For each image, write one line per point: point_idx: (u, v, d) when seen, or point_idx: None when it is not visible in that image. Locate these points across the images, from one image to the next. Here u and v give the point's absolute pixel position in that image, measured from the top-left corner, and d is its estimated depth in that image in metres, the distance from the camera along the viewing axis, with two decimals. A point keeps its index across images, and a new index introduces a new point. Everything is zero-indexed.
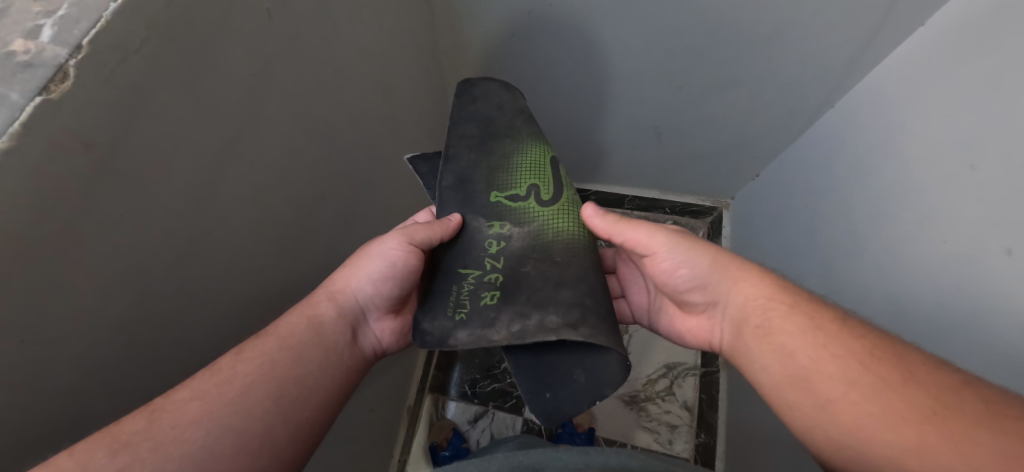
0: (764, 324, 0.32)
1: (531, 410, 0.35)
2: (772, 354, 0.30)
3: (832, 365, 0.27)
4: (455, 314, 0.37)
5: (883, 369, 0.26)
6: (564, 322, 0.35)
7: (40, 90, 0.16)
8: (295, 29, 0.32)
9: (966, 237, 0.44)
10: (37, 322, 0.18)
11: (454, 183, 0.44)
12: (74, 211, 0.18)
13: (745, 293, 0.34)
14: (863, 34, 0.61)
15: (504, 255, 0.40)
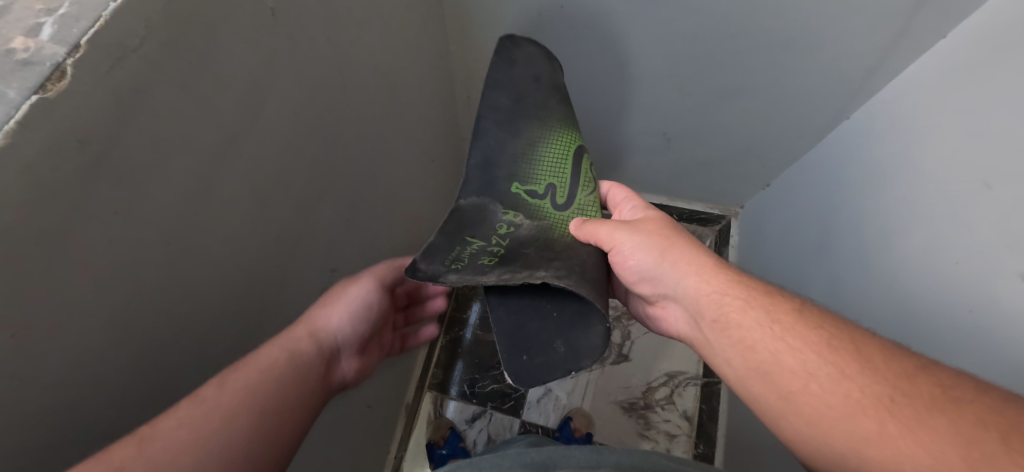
0: (720, 318, 0.35)
1: (511, 369, 0.44)
2: (731, 347, 0.34)
3: (790, 357, 0.30)
4: (452, 263, 0.45)
5: (837, 357, 0.29)
6: (549, 274, 0.42)
7: (37, 88, 0.16)
8: (299, 27, 0.32)
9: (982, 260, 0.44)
10: (32, 317, 0.18)
11: (481, 163, 0.52)
12: (69, 208, 0.18)
13: (699, 285, 0.37)
14: (882, 44, 0.59)
15: (510, 237, 0.48)
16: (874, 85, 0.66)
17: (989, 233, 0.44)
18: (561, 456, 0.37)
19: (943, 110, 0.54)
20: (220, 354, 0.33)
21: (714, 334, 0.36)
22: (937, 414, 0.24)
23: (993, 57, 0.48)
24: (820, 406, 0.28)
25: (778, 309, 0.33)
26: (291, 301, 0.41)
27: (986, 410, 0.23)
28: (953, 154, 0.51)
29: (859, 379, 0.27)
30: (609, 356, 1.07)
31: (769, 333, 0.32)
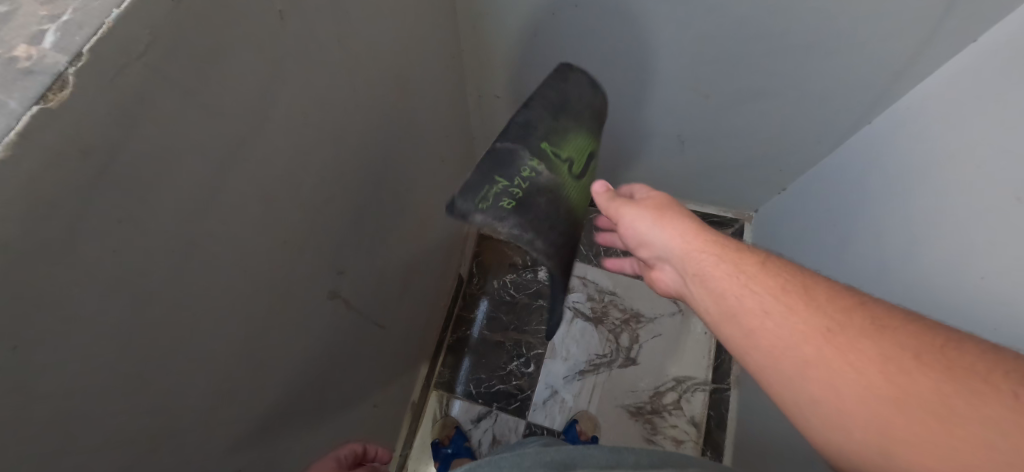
0: (699, 272, 0.38)
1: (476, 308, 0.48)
2: (707, 294, 0.37)
3: (752, 301, 0.34)
4: (479, 201, 0.45)
5: (791, 299, 0.32)
6: (542, 249, 0.47)
7: (38, 99, 0.16)
8: (308, 30, 0.31)
9: (1007, 278, 0.42)
10: (33, 331, 0.18)
11: (521, 121, 0.51)
12: (70, 220, 0.18)
13: (683, 243, 0.40)
14: (910, 47, 0.56)
15: (529, 182, 0.48)
16: (899, 88, 0.64)
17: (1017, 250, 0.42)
18: (581, 455, 0.37)
19: (975, 116, 0.52)
20: (225, 360, 0.33)
21: (694, 288, 0.39)
22: (866, 338, 0.28)
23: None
24: (784, 352, 0.31)
25: (741, 258, 0.36)
26: (297, 305, 0.41)
27: (905, 338, 0.27)
28: (985, 164, 0.48)
29: (808, 314, 0.31)
30: (616, 359, 1.06)
31: (738, 284, 0.35)
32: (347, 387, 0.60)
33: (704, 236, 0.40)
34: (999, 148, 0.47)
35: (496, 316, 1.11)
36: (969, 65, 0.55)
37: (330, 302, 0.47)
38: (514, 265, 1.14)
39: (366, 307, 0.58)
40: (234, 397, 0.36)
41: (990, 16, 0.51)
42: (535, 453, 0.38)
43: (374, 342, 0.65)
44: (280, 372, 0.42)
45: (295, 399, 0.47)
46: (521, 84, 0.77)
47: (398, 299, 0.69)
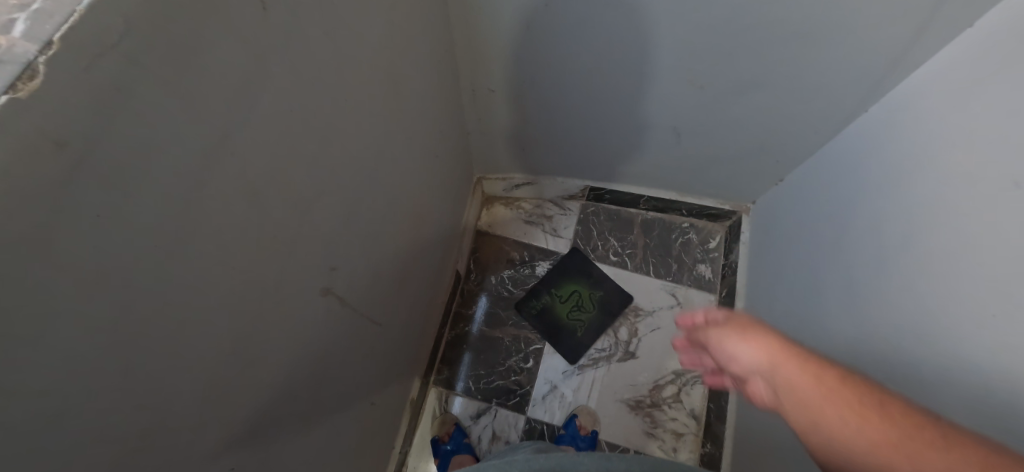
0: (798, 401, 0.32)
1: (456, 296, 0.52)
2: (819, 435, 0.31)
3: (862, 439, 0.29)
4: None
5: (898, 431, 0.28)
6: None
7: (7, 88, 0.15)
8: (293, 21, 0.30)
9: (1004, 265, 0.42)
10: (11, 327, 0.17)
11: None
12: (45, 214, 0.17)
13: (770, 363, 0.35)
14: (907, 33, 0.56)
15: None
16: (895, 76, 0.63)
17: (1013, 236, 0.42)
18: (571, 464, 0.40)
19: (971, 103, 0.51)
20: (215, 357, 0.32)
21: (796, 418, 0.33)
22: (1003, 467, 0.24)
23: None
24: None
25: (813, 355, 0.33)
26: (289, 301, 0.40)
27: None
28: (982, 151, 0.48)
29: (878, 421, 0.28)
30: (615, 354, 1.06)
31: (844, 415, 0.30)
32: (343, 384, 0.60)
33: (784, 351, 0.34)
34: (995, 134, 0.47)
35: (494, 312, 1.11)
36: (965, 51, 0.54)
37: (324, 299, 0.47)
38: (511, 261, 1.14)
39: (361, 303, 0.58)
40: (225, 394, 0.35)
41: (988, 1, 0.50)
42: (528, 461, 0.40)
43: (370, 338, 0.65)
44: (273, 369, 0.42)
45: (290, 396, 0.47)
46: (514, 78, 0.76)
47: (394, 296, 0.69)
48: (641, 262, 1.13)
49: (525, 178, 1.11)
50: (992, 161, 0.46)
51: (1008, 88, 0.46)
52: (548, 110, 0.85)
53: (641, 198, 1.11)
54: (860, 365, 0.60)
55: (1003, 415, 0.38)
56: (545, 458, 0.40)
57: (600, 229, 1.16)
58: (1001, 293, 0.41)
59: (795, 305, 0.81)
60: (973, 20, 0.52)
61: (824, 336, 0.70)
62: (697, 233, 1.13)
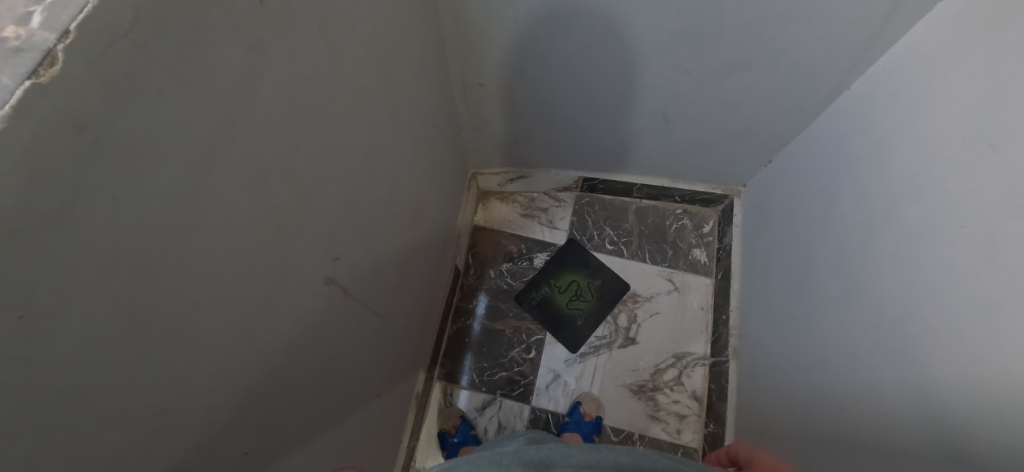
0: None
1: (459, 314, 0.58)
2: None
3: None
4: None
5: None
6: None
7: (30, 74, 0.16)
8: (288, 14, 0.31)
9: (988, 223, 0.45)
10: (38, 300, 0.18)
11: None
12: (66, 194, 0.18)
13: None
14: (881, 10, 0.58)
15: None
16: (874, 53, 0.65)
17: (1000, 197, 0.44)
18: (561, 454, 0.37)
19: (947, 76, 0.54)
20: (223, 341, 0.33)
21: None
22: None
23: (1003, 16, 0.47)
24: None
25: None
26: (293, 288, 0.41)
27: None
28: (966, 118, 0.50)
29: None
30: (616, 340, 1.07)
31: None
32: (349, 376, 0.61)
33: None
34: (979, 100, 0.48)
35: (495, 305, 1.12)
36: (943, 22, 0.56)
37: (327, 288, 0.48)
38: (509, 254, 1.16)
39: (363, 295, 0.59)
40: (235, 378, 0.36)
41: None
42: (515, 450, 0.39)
43: (373, 330, 0.66)
44: (281, 357, 0.43)
45: (298, 386, 0.48)
46: (504, 71, 0.77)
47: (394, 290, 0.71)
48: (637, 249, 1.15)
49: (518, 171, 1.12)
50: (971, 129, 0.48)
51: (991, 54, 0.48)
52: (541, 103, 0.87)
53: (634, 186, 1.13)
54: (852, 335, 0.62)
55: (999, 370, 0.41)
56: (535, 450, 0.38)
57: (595, 219, 1.17)
58: (993, 253, 0.44)
59: (789, 283, 0.83)
60: None
61: (818, 310, 0.72)
62: (690, 218, 1.15)
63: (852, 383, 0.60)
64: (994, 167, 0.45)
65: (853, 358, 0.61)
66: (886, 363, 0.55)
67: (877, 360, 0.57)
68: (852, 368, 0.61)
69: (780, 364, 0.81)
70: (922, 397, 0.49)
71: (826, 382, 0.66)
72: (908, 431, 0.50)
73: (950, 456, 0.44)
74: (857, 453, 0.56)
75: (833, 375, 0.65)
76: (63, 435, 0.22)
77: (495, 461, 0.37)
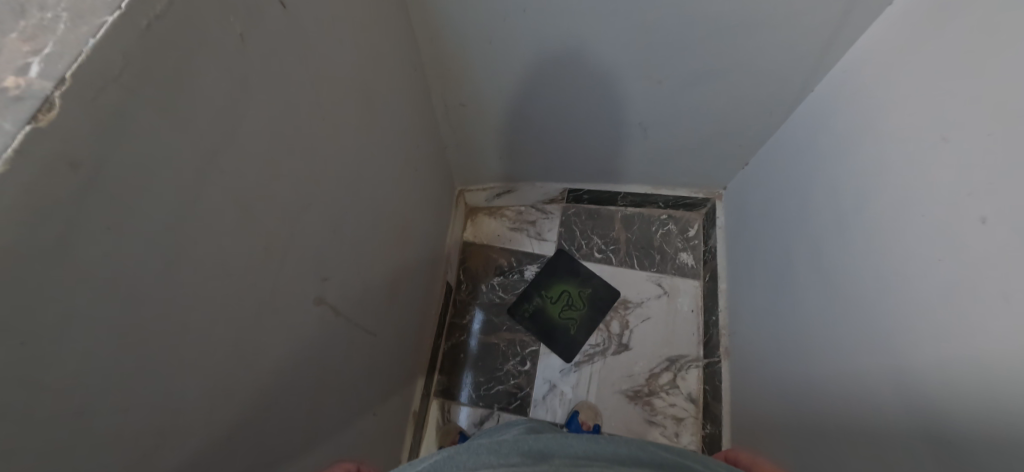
0: None
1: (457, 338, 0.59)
2: None
3: None
4: None
5: None
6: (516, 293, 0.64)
7: (30, 119, 0.18)
8: (268, 49, 0.33)
9: (946, 211, 0.47)
10: (38, 327, 0.20)
11: None
12: (63, 227, 0.20)
13: None
14: (835, 15, 0.61)
15: None
16: (834, 56, 0.69)
17: (955, 185, 0.47)
18: (560, 447, 0.33)
19: (900, 75, 0.57)
20: (217, 362, 0.35)
21: None
22: None
23: (953, 16, 0.50)
24: None
25: None
26: (284, 309, 0.43)
27: None
28: (919, 113, 0.53)
29: None
30: (609, 347, 1.09)
31: None
32: (342, 395, 0.62)
33: None
34: (932, 95, 0.51)
35: (488, 319, 1.13)
36: (894, 25, 0.60)
37: (317, 308, 0.49)
38: (500, 268, 1.17)
39: (354, 314, 0.60)
40: (229, 400, 0.37)
41: None
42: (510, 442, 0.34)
43: (365, 349, 0.67)
44: (274, 376, 0.44)
45: (292, 407, 0.49)
46: (484, 90, 0.80)
47: (385, 307, 0.72)
48: (625, 256, 1.17)
49: (504, 185, 1.14)
50: (926, 123, 0.51)
51: (941, 52, 0.51)
52: (522, 119, 0.89)
53: (618, 194, 1.16)
54: (833, 325, 0.64)
55: (969, 349, 0.42)
56: (533, 440, 0.34)
57: (583, 228, 1.20)
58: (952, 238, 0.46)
59: (772, 280, 0.85)
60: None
61: (800, 304, 0.74)
62: (675, 223, 1.18)
63: (837, 372, 0.62)
64: (950, 158, 0.48)
65: (835, 348, 0.63)
66: (865, 349, 0.57)
67: (856, 347, 0.59)
68: (835, 357, 0.63)
69: (769, 360, 0.82)
70: (901, 380, 0.50)
71: (812, 373, 0.68)
72: (891, 415, 0.51)
73: (932, 435, 0.46)
74: (846, 441, 0.58)
75: (818, 366, 0.67)
76: (59, 459, 0.23)
77: (495, 450, 0.33)
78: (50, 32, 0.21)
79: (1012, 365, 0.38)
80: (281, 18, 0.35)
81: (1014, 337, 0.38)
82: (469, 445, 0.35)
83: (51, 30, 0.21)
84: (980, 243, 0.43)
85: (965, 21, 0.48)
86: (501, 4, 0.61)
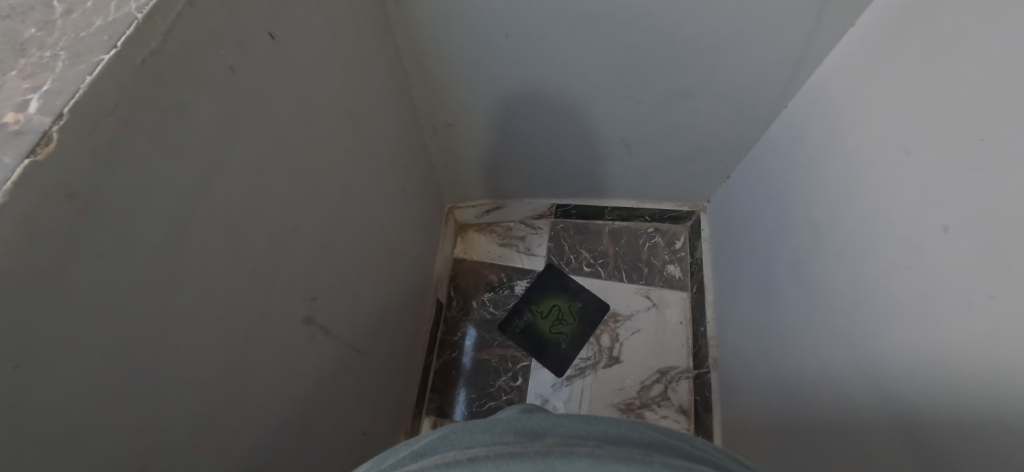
0: None
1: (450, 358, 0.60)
2: None
3: None
4: None
5: None
6: None
7: (28, 153, 0.19)
8: (257, 78, 0.35)
9: (911, 220, 0.49)
10: (32, 351, 0.20)
11: None
12: (58, 253, 0.21)
13: None
14: (800, 38, 0.65)
15: None
16: (803, 74, 0.73)
17: (917, 195, 0.49)
18: (552, 425, 0.28)
19: (862, 92, 0.60)
20: (208, 383, 0.35)
21: None
22: None
23: (909, 38, 0.53)
24: None
25: None
26: (275, 329, 0.43)
27: None
28: (884, 127, 0.55)
29: None
30: (600, 360, 1.09)
31: None
32: (333, 414, 0.62)
33: None
34: (895, 110, 0.54)
35: (480, 335, 1.14)
36: (855, 46, 0.63)
37: (307, 328, 0.50)
38: (490, 284, 1.18)
39: (344, 333, 0.60)
40: (220, 421, 0.38)
41: (862, 5, 0.59)
42: (497, 422, 0.29)
43: (355, 368, 0.67)
44: (265, 398, 0.44)
45: (282, 428, 0.49)
46: (470, 109, 0.82)
47: (376, 325, 0.72)
48: (614, 270, 1.18)
49: (493, 202, 1.16)
50: (889, 137, 0.54)
51: (900, 71, 0.54)
52: (509, 137, 0.91)
53: (605, 209, 1.18)
54: (813, 332, 0.66)
55: (939, 353, 0.44)
56: (524, 420, 0.29)
57: (571, 243, 1.21)
58: (916, 247, 0.48)
59: (756, 290, 0.87)
60: (853, 20, 0.62)
61: (782, 313, 0.76)
62: (662, 236, 1.20)
63: (820, 380, 0.63)
64: (910, 170, 0.50)
65: (816, 354, 0.65)
66: (843, 354, 0.59)
67: (835, 352, 0.60)
68: (816, 364, 0.64)
69: (756, 368, 0.83)
70: (877, 383, 0.52)
71: (795, 379, 0.69)
72: (868, 418, 0.53)
73: (905, 435, 0.47)
74: (831, 446, 0.59)
75: (801, 373, 0.68)
76: None
77: (489, 428, 0.29)
78: (50, 70, 0.22)
79: (976, 366, 0.40)
80: (269, 48, 0.36)
81: (978, 340, 0.40)
82: (467, 425, 0.30)
83: (51, 69, 0.22)
84: (943, 250, 0.45)
85: (920, 42, 0.51)
86: (483, 28, 0.64)
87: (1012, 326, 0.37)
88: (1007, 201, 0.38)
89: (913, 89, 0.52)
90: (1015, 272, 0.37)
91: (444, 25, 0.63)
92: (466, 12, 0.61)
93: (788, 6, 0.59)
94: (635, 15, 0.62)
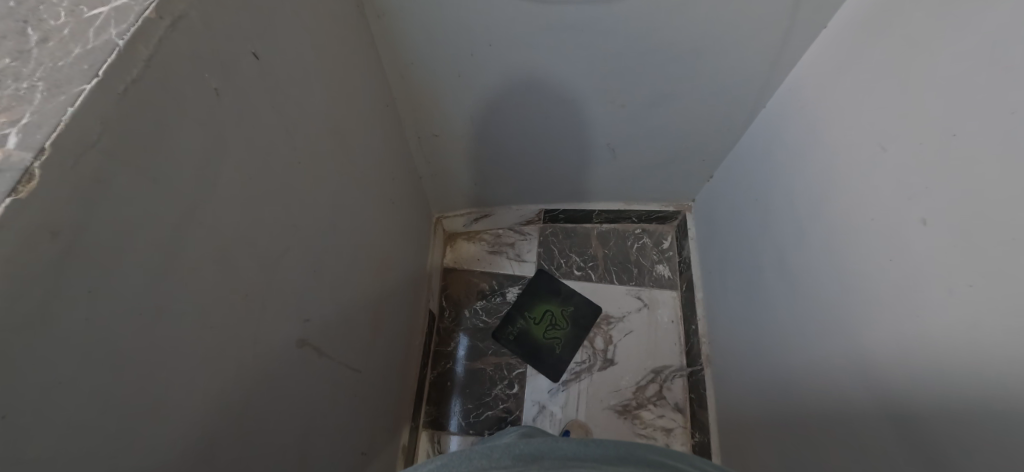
0: None
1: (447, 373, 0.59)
2: None
3: None
4: None
5: None
6: None
7: (9, 191, 0.18)
8: (243, 100, 0.34)
9: (891, 214, 0.51)
10: (18, 399, 0.19)
11: None
12: (41, 295, 0.20)
13: None
14: (773, 42, 0.67)
15: None
16: (779, 76, 0.75)
17: (894, 190, 0.51)
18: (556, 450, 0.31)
19: (836, 93, 0.63)
20: (202, 415, 0.34)
21: None
22: None
23: (880, 39, 0.55)
24: None
25: None
26: (268, 355, 0.42)
27: None
28: (861, 126, 0.57)
29: None
30: (595, 363, 1.10)
31: None
32: (330, 436, 0.61)
33: None
34: (869, 110, 0.56)
35: (473, 344, 1.13)
36: (827, 47, 0.66)
37: (301, 350, 0.49)
38: (482, 292, 1.18)
39: (337, 352, 0.59)
40: (216, 452, 0.37)
41: (831, 8, 0.62)
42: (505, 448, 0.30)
43: (350, 387, 0.65)
44: (260, 425, 0.43)
45: (279, 453, 0.48)
46: (456, 120, 0.82)
47: (369, 341, 0.71)
48: (604, 272, 1.19)
49: (481, 210, 1.16)
50: (865, 135, 0.56)
51: (872, 71, 0.56)
52: (497, 146, 0.92)
53: (593, 212, 1.19)
54: (802, 325, 0.68)
55: (925, 341, 0.45)
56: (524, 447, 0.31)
57: (561, 247, 1.22)
58: (895, 239, 0.50)
59: (744, 285, 0.89)
60: (825, 23, 0.65)
61: (770, 306, 0.78)
62: (650, 237, 1.22)
63: (811, 373, 0.64)
64: (885, 167, 0.52)
65: (806, 347, 0.66)
66: (831, 344, 0.60)
67: (823, 343, 0.62)
68: (806, 356, 0.66)
69: (748, 362, 0.85)
70: (865, 372, 0.53)
71: (788, 372, 0.71)
72: (860, 407, 0.54)
73: (896, 422, 0.49)
74: (826, 434, 0.60)
75: (793, 365, 0.70)
76: None
77: (488, 454, 0.30)
78: (27, 103, 0.21)
79: (958, 352, 0.42)
80: (253, 69, 0.35)
81: (957, 325, 0.42)
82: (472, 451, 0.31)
83: (28, 101, 0.21)
84: (924, 244, 0.46)
85: (892, 43, 0.53)
86: (466, 39, 0.64)
87: (995, 313, 0.38)
88: (984, 194, 0.40)
89: (887, 87, 0.54)
90: (996, 261, 0.39)
91: (427, 37, 0.63)
92: (449, 23, 0.61)
93: (762, 11, 0.61)
94: (618, 22, 0.63)
